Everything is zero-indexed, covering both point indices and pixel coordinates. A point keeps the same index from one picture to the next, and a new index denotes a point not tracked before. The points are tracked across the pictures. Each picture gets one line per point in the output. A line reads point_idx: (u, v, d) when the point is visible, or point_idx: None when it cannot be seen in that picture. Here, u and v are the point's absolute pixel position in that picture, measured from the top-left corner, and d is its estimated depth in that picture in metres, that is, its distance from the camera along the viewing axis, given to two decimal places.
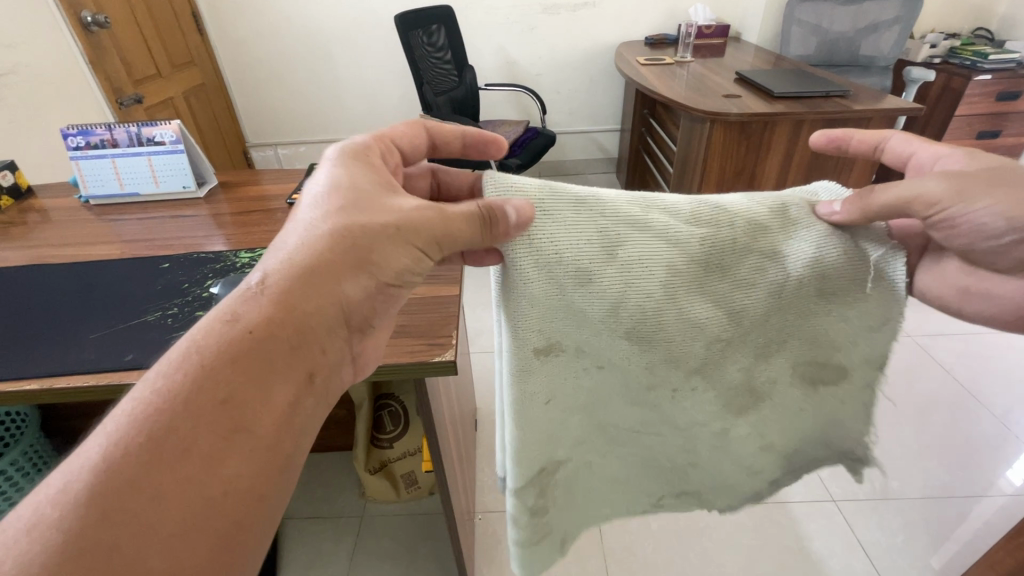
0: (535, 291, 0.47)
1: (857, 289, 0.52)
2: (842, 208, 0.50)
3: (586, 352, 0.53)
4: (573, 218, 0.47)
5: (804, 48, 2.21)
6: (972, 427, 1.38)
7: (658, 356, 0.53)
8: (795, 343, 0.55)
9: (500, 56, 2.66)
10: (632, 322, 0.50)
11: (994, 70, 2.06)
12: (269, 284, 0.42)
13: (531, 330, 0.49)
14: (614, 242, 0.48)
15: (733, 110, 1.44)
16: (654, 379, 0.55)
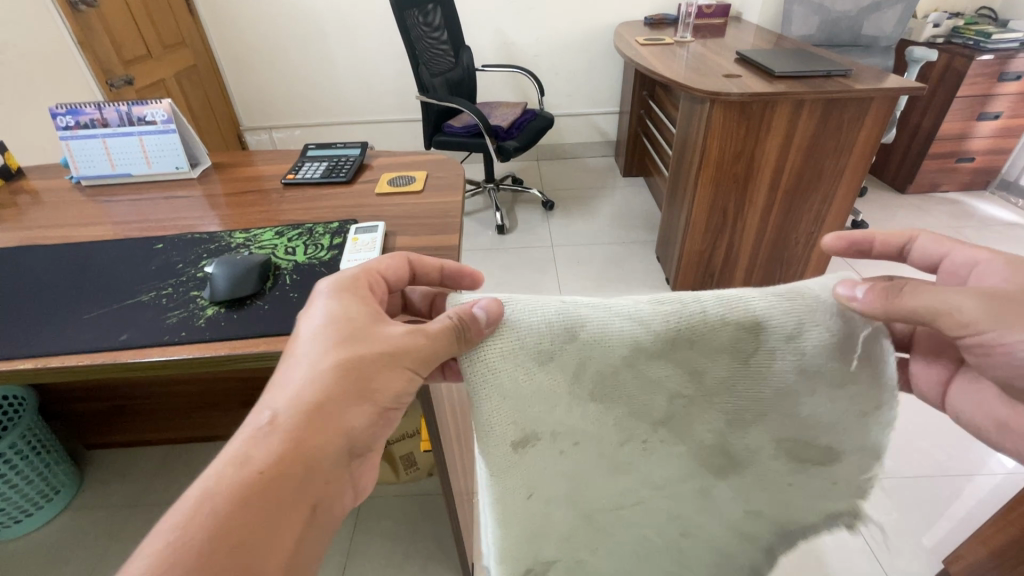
0: (499, 380, 0.45)
1: (848, 360, 0.46)
2: (862, 295, 0.44)
3: (559, 436, 0.49)
4: (528, 306, 0.45)
5: (807, 27, 2.17)
6: None
7: (624, 427, 0.50)
8: (794, 425, 0.49)
9: (497, 36, 2.62)
10: (594, 387, 0.47)
11: (996, 50, 2.04)
12: (280, 420, 0.42)
13: (505, 428, 0.46)
14: (574, 323, 0.44)
15: (734, 90, 1.42)
16: (622, 437, 0.51)
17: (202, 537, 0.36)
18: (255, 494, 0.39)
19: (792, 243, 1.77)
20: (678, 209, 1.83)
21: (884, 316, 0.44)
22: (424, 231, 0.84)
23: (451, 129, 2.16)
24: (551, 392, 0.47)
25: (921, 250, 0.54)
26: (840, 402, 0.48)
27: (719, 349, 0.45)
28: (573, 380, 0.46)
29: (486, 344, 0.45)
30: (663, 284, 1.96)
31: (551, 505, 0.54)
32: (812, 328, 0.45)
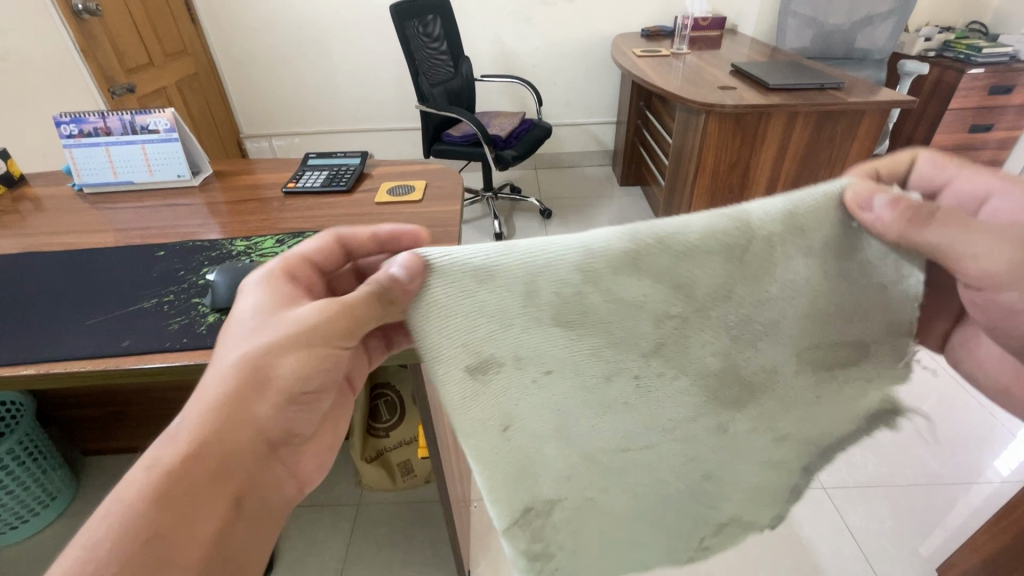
0: (438, 295, 0.44)
1: (847, 247, 0.46)
2: (888, 211, 0.44)
3: (535, 362, 0.48)
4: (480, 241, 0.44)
5: (800, 40, 2.20)
6: (962, 419, 1.39)
7: (613, 353, 0.48)
8: (790, 334, 0.49)
9: (496, 47, 2.65)
10: (556, 306, 0.45)
11: (986, 64, 2.07)
12: (192, 418, 0.43)
13: (455, 347, 0.45)
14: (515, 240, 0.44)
15: (729, 102, 1.44)
16: (609, 369, 0.49)
17: (119, 517, 0.38)
18: (169, 491, 0.40)
19: None
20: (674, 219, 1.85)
21: (913, 243, 0.45)
22: (423, 240, 0.85)
23: (450, 138, 2.17)
24: (523, 318, 0.45)
25: (934, 166, 0.48)
26: (830, 302, 0.49)
27: (710, 265, 0.45)
28: (532, 307, 0.45)
29: (429, 286, 0.43)
30: None
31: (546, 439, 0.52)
32: (799, 216, 0.45)
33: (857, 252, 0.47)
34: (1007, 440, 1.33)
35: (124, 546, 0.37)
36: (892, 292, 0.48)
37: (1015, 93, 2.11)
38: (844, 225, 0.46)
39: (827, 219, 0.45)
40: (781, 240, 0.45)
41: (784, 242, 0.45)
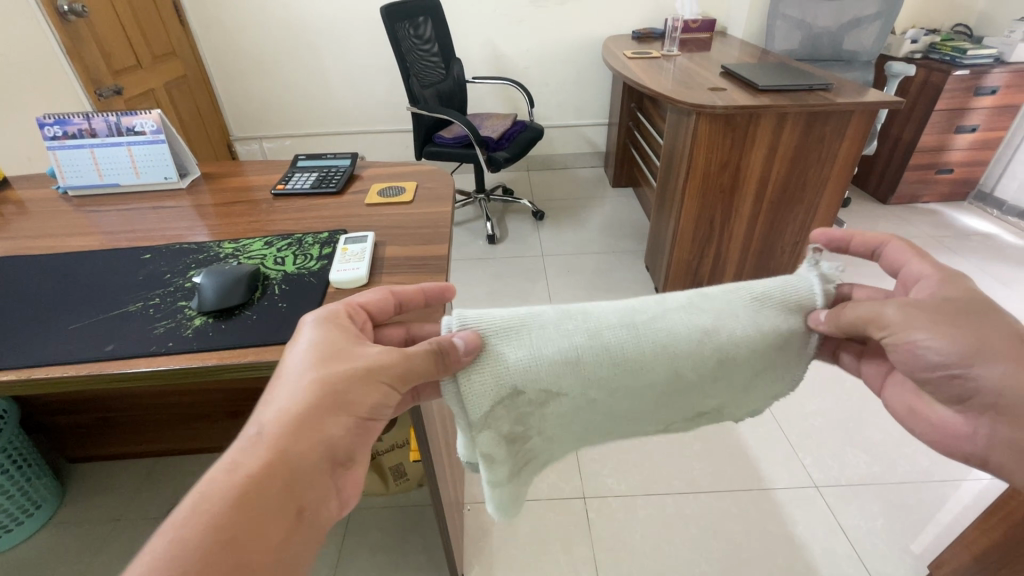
0: (533, 353, 0.46)
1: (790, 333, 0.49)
2: (826, 321, 0.49)
3: (581, 390, 0.47)
4: (553, 353, 0.46)
5: (789, 42, 2.23)
6: None
7: (631, 396, 0.48)
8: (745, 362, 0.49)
9: (488, 49, 2.65)
10: (600, 348, 0.46)
11: (971, 65, 2.10)
12: (267, 432, 0.43)
13: (526, 378, 0.46)
14: (592, 333, 0.46)
15: (719, 103, 1.45)
16: (614, 386, 0.47)
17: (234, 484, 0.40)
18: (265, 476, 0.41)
19: (777, 253, 1.80)
20: (664, 220, 1.86)
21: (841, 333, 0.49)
22: (414, 241, 0.84)
23: (442, 140, 2.17)
24: (570, 360, 0.46)
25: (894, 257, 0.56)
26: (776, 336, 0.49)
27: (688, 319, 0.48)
28: (587, 352, 0.46)
29: (468, 373, 0.47)
30: (652, 292, 1.99)
31: (528, 452, 0.53)
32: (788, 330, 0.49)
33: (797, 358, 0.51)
34: None
35: (235, 502, 0.39)
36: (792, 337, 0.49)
37: (998, 95, 2.14)
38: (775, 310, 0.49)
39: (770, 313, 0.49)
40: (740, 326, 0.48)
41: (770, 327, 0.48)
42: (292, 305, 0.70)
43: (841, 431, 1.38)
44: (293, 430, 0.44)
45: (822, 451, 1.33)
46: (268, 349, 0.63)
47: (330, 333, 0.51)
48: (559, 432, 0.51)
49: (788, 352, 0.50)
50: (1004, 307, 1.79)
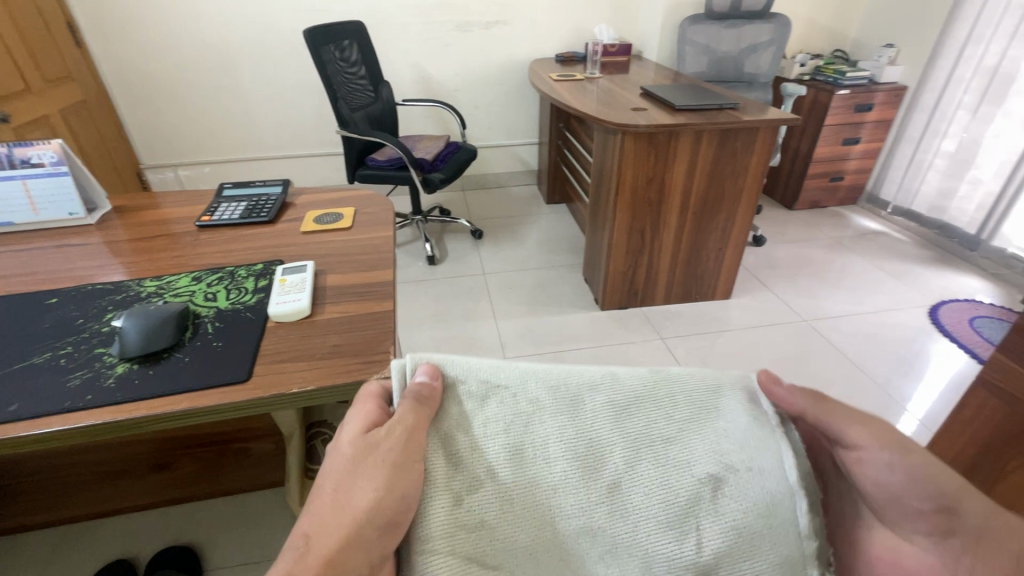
0: (457, 392, 0.45)
1: (711, 398, 0.45)
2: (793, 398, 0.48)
3: (521, 386, 0.44)
4: (476, 394, 0.44)
5: (698, 65, 2.42)
6: (862, 398, 1.54)
7: (581, 392, 0.44)
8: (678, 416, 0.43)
9: (416, 72, 2.66)
10: (524, 376, 0.45)
11: (850, 86, 2.38)
12: (313, 543, 0.39)
13: (449, 405, 0.44)
14: (507, 372, 0.46)
15: (641, 122, 1.54)
16: (540, 409, 0.43)
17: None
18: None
19: (703, 260, 1.92)
20: (599, 234, 1.93)
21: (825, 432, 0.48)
22: (356, 269, 0.82)
23: (375, 163, 2.14)
24: (491, 391, 0.44)
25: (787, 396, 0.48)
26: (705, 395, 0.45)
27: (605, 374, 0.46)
28: (509, 382, 0.45)
29: (443, 404, 0.44)
30: (592, 303, 2.05)
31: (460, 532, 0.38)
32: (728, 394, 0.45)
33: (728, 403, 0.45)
34: (899, 413, 1.49)
35: None
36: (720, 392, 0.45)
37: (874, 111, 2.43)
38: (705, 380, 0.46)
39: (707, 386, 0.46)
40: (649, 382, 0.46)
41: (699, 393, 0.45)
42: (230, 344, 0.66)
43: None
44: (327, 527, 0.40)
45: None
46: (206, 393, 0.59)
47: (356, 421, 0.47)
48: (511, 451, 0.41)
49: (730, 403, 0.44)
50: (896, 296, 2.01)
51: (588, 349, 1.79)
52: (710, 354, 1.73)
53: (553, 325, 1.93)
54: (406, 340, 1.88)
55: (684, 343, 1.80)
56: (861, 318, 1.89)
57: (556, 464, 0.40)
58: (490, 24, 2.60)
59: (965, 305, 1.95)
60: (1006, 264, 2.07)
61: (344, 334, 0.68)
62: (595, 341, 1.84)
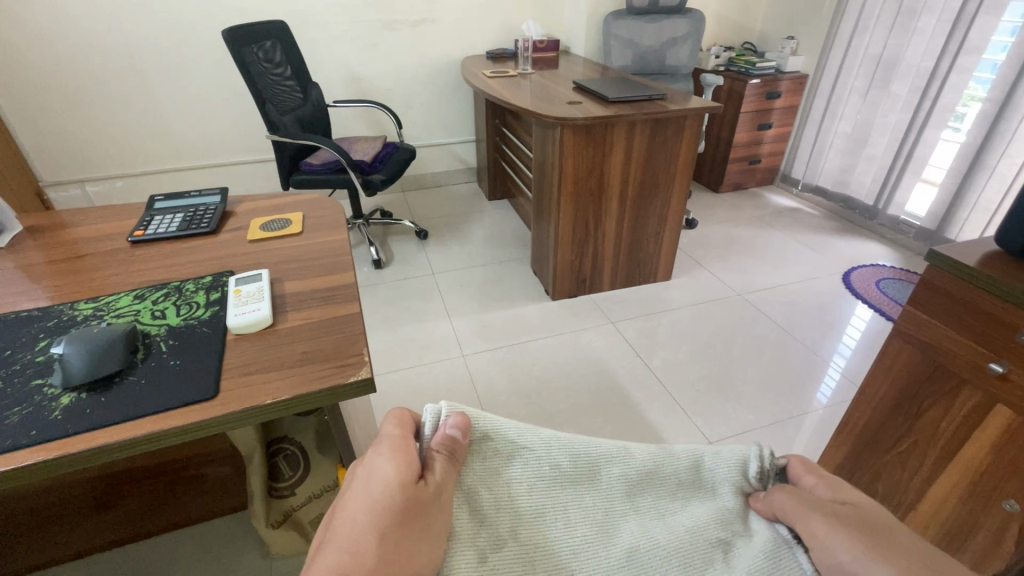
0: (485, 465, 0.51)
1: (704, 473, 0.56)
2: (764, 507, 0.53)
3: (543, 452, 0.53)
4: (501, 465, 0.52)
5: (624, 58, 2.52)
6: (794, 360, 1.69)
7: (596, 464, 0.54)
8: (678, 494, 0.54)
9: (345, 73, 2.58)
10: (544, 451, 0.53)
11: (760, 75, 2.58)
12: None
13: (477, 479, 0.50)
14: (527, 446, 0.53)
15: (578, 115, 1.60)
16: (556, 481, 0.52)
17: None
18: None
19: (644, 245, 2.01)
20: (544, 225, 1.97)
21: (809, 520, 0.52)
22: (313, 274, 0.80)
23: (310, 167, 2.06)
24: (513, 466, 0.52)
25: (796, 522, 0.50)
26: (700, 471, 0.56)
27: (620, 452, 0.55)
28: (531, 457, 0.52)
29: (467, 464, 0.51)
30: (543, 295, 2.09)
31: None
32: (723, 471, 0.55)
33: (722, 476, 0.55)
34: (826, 371, 1.64)
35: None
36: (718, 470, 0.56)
37: (782, 98, 2.65)
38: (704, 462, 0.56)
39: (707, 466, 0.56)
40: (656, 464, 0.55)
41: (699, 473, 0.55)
42: (189, 361, 0.63)
43: (719, 387, 1.58)
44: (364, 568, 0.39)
45: (710, 407, 1.51)
46: (169, 415, 0.56)
47: (393, 463, 0.46)
48: (535, 513, 0.51)
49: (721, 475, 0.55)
50: (814, 266, 2.20)
51: (543, 339, 1.83)
52: (658, 333, 1.82)
53: (507, 319, 1.95)
54: None
55: (632, 324, 1.88)
56: (786, 287, 2.06)
57: (571, 527, 0.51)
58: (418, 22, 2.57)
59: (871, 269, 2.17)
60: (901, 230, 2.32)
61: (311, 340, 0.66)
62: (550, 330, 1.88)
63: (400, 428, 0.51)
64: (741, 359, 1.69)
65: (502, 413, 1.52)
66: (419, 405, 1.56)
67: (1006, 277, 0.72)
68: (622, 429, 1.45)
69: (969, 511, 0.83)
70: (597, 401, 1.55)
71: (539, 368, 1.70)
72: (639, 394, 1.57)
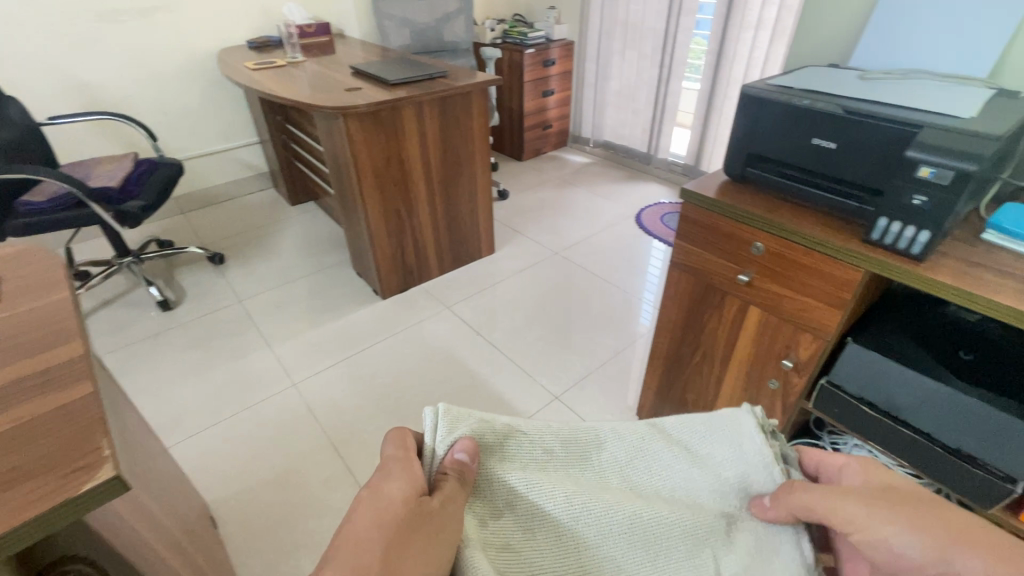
0: (500, 453, 0.50)
1: (726, 441, 0.56)
2: (772, 508, 0.53)
3: (541, 435, 0.52)
4: (512, 453, 0.50)
5: (402, 38, 2.45)
6: (611, 301, 1.87)
7: (592, 446, 0.54)
8: (691, 474, 0.54)
9: (57, 80, 2.05)
10: (554, 437, 0.52)
11: (534, 44, 2.71)
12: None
13: (486, 459, 0.49)
14: (538, 436, 0.52)
15: (361, 103, 1.49)
16: (556, 464, 0.52)
17: None
18: None
19: (462, 223, 2.00)
20: (355, 222, 1.84)
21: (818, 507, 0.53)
22: (21, 358, 0.60)
23: (30, 206, 1.60)
24: (524, 455, 0.51)
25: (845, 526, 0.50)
26: (717, 444, 0.56)
27: (631, 437, 0.55)
28: (541, 442, 0.52)
29: (482, 464, 0.49)
30: (372, 295, 1.97)
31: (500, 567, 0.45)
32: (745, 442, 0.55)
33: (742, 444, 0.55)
34: (637, 304, 1.85)
35: None
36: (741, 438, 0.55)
37: (558, 65, 2.84)
38: (728, 437, 0.56)
39: (728, 442, 0.56)
40: (671, 446, 0.55)
41: (718, 446, 0.56)
42: None
43: (556, 344, 1.67)
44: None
45: (551, 362, 1.60)
46: None
47: (399, 486, 0.44)
48: (534, 493, 0.49)
49: (735, 447, 0.55)
50: (613, 214, 2.46)
51: (381, 341, 1.73)
52: (492, 307, 1.86)
53: (338, 329, 1.80)
54: (161, 409, 1.52)
55: (467, 305, 1.88)
56: (592, 238, 2.26)
57: (569, 499, 0.49)
58: (146, 10, 2.14)
59: (656, 207, 2.50)
60: (671, 169, 2.71)
61: (22, 449, 0.49)
62: (386, 329, 1.79)
63: (404, 448, 0.47)
64: (569, 313, 1.81)
65: (353, 433, 1.41)
66: (253, 454, 1.37)
67: (735, 201, 0.86)
68: (476, 410, 1.45)
69: (748, 396, 1.00)
70: (447, 389, 1.52)
71: (382, 372, 1.60)
72: (486, 369, 1.59)
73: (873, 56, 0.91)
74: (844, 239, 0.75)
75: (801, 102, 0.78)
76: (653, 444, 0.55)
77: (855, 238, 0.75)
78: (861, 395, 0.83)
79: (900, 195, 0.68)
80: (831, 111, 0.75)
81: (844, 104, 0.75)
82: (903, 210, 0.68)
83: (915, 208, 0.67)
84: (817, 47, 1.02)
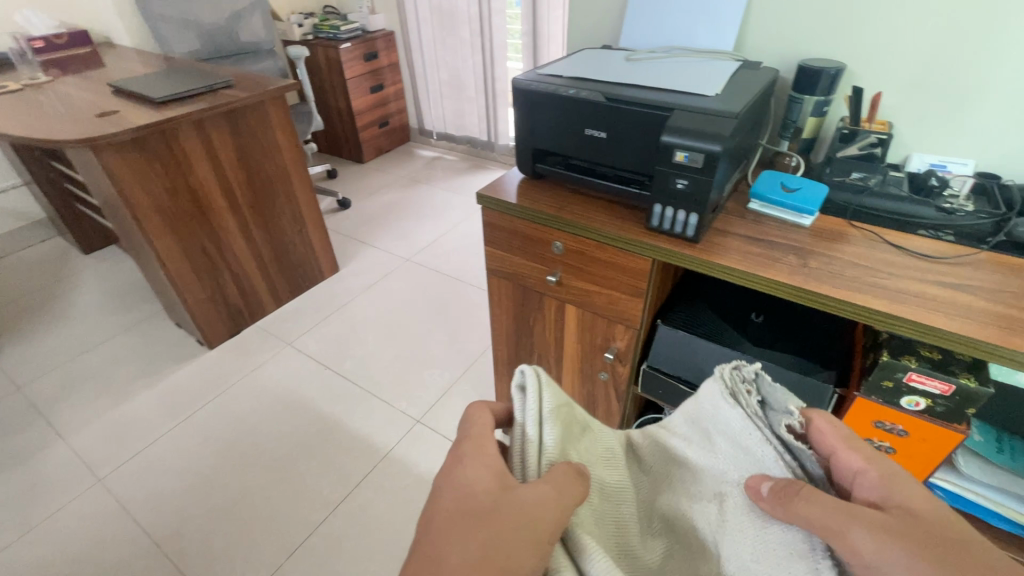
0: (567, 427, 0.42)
1: (724, 406, 0.42)
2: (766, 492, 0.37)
3: (603, 438, 0.45)
4: (582, 442, 0.43)
5: (187, 43, 2.09)
6: (470, 304, 1.79)
7: (632, 452, 0.46)
8: (703, 465, 0.42)
9: None
10: (603, 443, 0.45)
11: (349, 38, 2.47)
12: None
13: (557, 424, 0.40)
14: (592, 437, 0.44)
15: (112, 131, 1.22)
16: (594, 465, 0.42)
17: None
18: None
19: (292, 248, 1.77)
20: (152, 270, 1.55)
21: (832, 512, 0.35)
22: None
23: None
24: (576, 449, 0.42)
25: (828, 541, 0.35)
26: (714, 414, 0.43)
27: (655, 444, 0.46)
28: (597, 445, 0.44)
29: (539, 435, 0.39)
30: (198, 348, 1.69)
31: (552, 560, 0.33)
32: (747, 395, 0.42)
33: (735, 398, 0.42)
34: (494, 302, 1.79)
35: None
36: (733, 392, 0.42)
37: (382, 57, 2.62)
38: (729, 399, 0.42)
39: (729, 400, 0.42)
40: (678, 442, 0.45)
41: (718, 413, 0.42)
42: None
43: (412, 367, 1.54)
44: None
45: (406, 389, 1.47)
46: None
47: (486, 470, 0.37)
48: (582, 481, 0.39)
49: (728, 409, 0.42)
50: (464, 208, 2.37)
51: (211, 402, 1.48)
52: (342, 335, 1.69)
53: (156, 398, 1.51)
54: None
55: (309, 339, 1.68)
56: (444, 237, 2.16)
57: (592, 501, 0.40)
58: None
59: None
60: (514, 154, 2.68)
61: None
62: (217, 386, 1.54)
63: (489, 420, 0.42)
64: (423, 329, 1.68)
65: (179, 530, 1.17)
66: None
67: (530, 201, 0.81)
68: (325, 464, 1.28)
69: (588, 392, 0.98)
70: (294, 446, 1.34)
71: (216, 439, 1.37)
72: (339, 409, 1.43)
73: (639, 37, 0.91)
74: (628, 230, 0.73)
75: (568, 93, 0.74)
76: (675, 442, 0.45)
77: (640, 226, 0.73)
78: (673, 372, 0.84)
79: (665, 181, 0.67)
80: (595, 100, 0.71)
81: (607, 92, 0.72)
82: (671, 195, 0.67)
83: (681, 192, 0.66)
84: (592, 28, 1.00)
